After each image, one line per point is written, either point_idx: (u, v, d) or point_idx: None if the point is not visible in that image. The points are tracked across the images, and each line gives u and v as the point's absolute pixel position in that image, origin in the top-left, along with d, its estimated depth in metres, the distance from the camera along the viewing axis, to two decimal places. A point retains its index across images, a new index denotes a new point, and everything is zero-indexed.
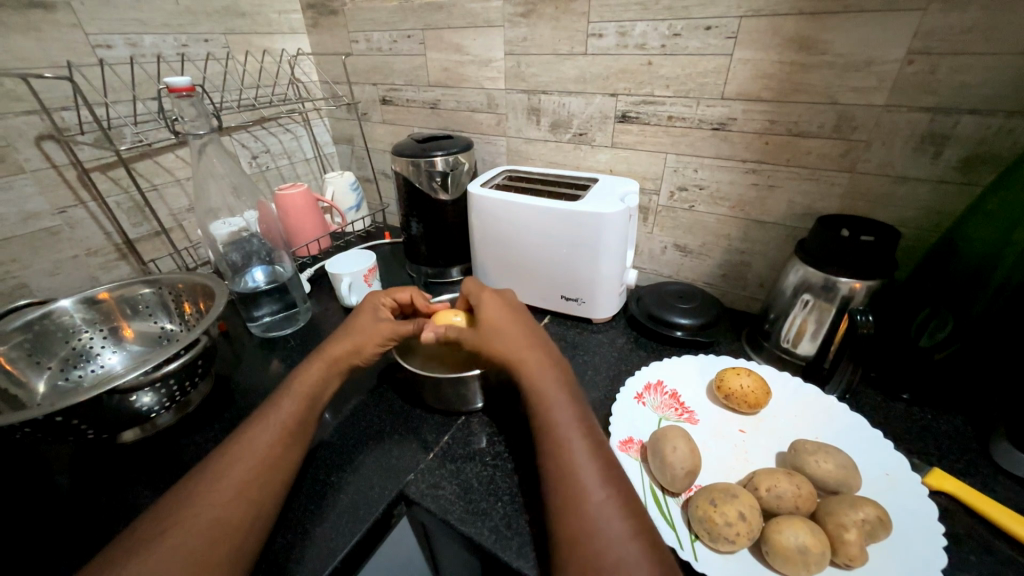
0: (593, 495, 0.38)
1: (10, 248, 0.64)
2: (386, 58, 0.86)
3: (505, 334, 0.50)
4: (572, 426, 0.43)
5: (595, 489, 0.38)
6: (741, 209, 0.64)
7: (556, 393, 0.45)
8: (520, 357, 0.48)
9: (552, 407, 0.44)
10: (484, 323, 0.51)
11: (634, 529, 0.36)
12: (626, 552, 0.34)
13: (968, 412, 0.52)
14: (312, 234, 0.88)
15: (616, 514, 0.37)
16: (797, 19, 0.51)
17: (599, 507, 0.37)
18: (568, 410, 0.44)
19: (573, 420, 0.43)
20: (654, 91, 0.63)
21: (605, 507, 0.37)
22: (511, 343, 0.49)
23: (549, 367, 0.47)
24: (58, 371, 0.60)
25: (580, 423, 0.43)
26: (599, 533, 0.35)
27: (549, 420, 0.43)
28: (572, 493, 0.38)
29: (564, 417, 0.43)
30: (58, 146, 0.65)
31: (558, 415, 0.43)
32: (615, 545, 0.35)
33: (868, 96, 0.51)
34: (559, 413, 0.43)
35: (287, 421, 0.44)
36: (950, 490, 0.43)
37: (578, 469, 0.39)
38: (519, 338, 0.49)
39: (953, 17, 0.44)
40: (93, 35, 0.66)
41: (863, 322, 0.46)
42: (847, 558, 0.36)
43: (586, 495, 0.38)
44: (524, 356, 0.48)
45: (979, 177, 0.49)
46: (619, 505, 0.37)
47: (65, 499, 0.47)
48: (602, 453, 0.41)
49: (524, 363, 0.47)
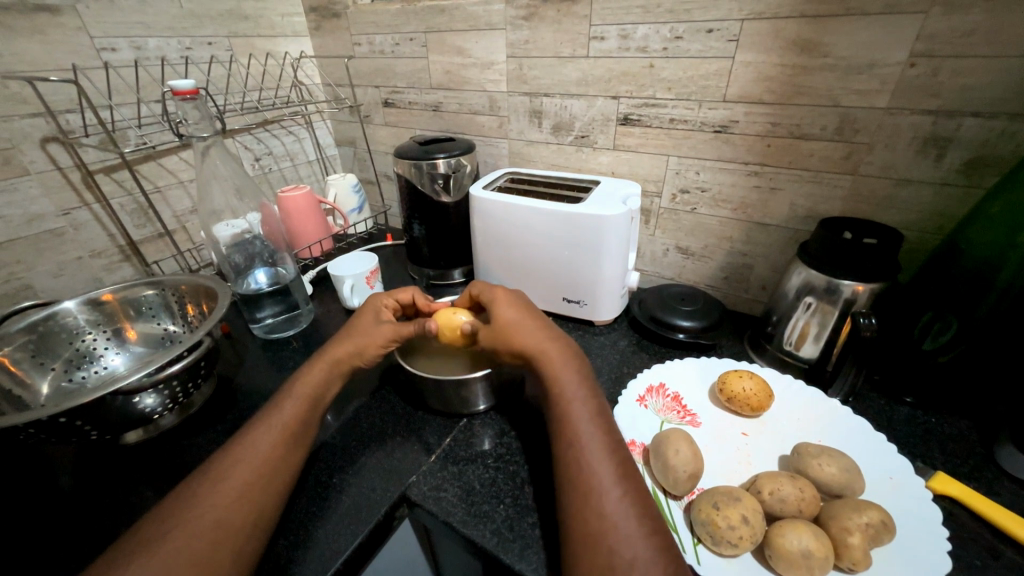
0: (608, 492, 0.38)
1: (14, 249, 0.65)
2: (388, 61, 0.87)
3: (523, 331, 0.50)
4: (587, 424, 0.43)
5: (611, 485, 0.38)
6: (743, 211, 0.64)
7: (572, 391, 0.45)
8: (539, 353, 0.48)
9: (571, 403, 0.44)
10: (500, 321, 0.51)
11: (646, 528, 0.36)
12: (640, 549, 0.34)
13: (972, 416, 0.51)
14: (314, 236, 0.88)
15: (629, 512, 0.37)
16: (799, 22, 0.51)
17: (614, 504, 0.37)
18: (586, 406, 0.44)
19: (591, 417, 0.43)
20: (655, 94, 0.63)
21: (619, 504, 0.37)
22: (529, 340, 0.49)
23: (564, 364, 0.47)
24: (62, 372, 0.60)
25: (597, 420, 0.43)
26: (614, 530, 0.35)
27: (566, 417, 0.44)
28: (588, 489, 0.38)
29: (581, 414, 0.43)
30: (63, 148, 0.66)
31: (575, 412, 0.44)
32: (629, 542, 0.35)
33: (870, 98, 0.51)
34: (577, 409, 0.44)
35: (291, 421, 0.44)
36: (955, 493, 0.43)
37: (594, 465, 0.40)
38: (537, 336, 0.49)
39: (955, 19, 0.44)
40: (98, 39, 0.66)
41: (866, 325, 0.46)
42: (851, 562, 0.36)
43: (601, 492, 0.38)
44: (543, 352, 0.48)
45: (982, 180, 0.49)
46: (632, 504, 0.37)
47: (68, 500, 0.48)
48: (618, 451, 0.41)
49: (543, 360, 0.48)
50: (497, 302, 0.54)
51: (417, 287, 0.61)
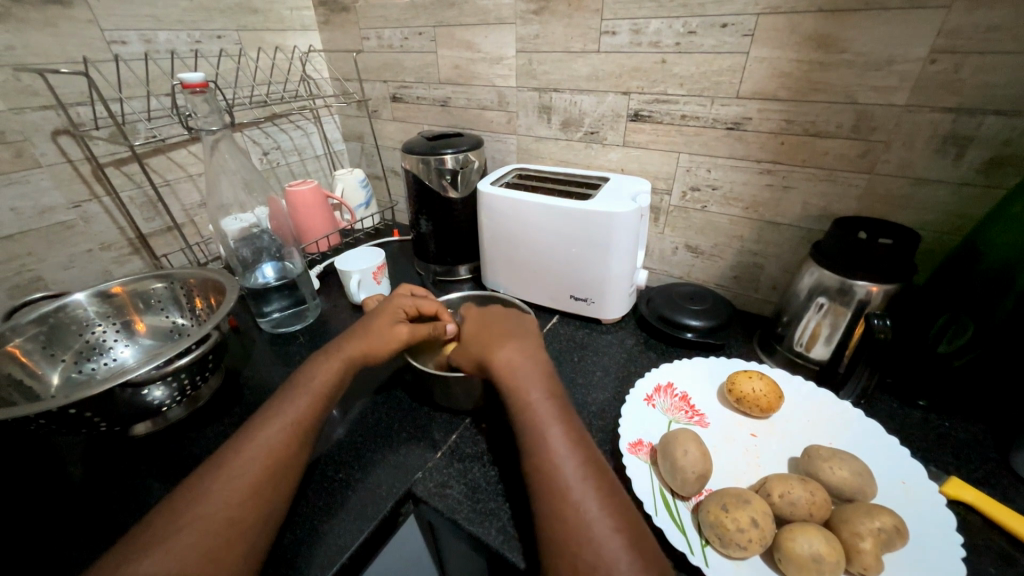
0: (575, 493, 0.37)
1: (26, 241, 0.65)
2: (397, 55, 0.86)
3: (485, 342, 0.51)
4: (551, 425, 0.42)
5: (576, 487, 0.37)
6: (755, 210, 0.63)
7: (533, 391, 0.44)
8: (493, 357, 0.48)
9: (532, 404, 0.43)
10: (468, 338, 0.53)
11: (618, 526, 0.35)
12: (606, 551, 0.34)
13: (987, 420, 0.51)
14: (322, 231, 0.89)
15: (598, 513, 0.36)
16: (816, 17, 0.50)
17: (579, 506, 0.36)
18: (549, 407, 0.43)
19: (556, 419, 0.42)
20: (667, 90, 0.62)
21: (587, 506, 0.36)
22: (489, 346, 0.50)
23: (526, 364, 0.47)
24: (72, 363, 0.61)
25: (562, 421, 0.42)
26: (580, 531, 0.35)
27: (530, 417, 0.43)
28: (553, 491, 0.38)
29: (545, 414, 0.43)
30: (73, 141, 0.66)
31: (539, 413, 0.43)
32: (596, 544, 0.34)
33: (889, 95, 0.49)
34: (538, 411, 0.43)
35: (302, 418, 0.44)
36: (970, 500, 0.42)
37: (559, 465, 0.39)
38: (498, 343, 0.50)
39: (978, 14, 0.43)
40: (109, 32, 0.66)
41: (880, 327, 0.45)
42: (862, 567, 0.36)
43: (568, 494, 0.37)
44: (498, 355, 0.48)
45: (1002, 179, 0.48)
46: (608, 506, 0.37)
47: (77, 490, 0.48)
48: (588, 452, 0.40)
49: (498, 364, 0.47)
50: (473, 319, 0.55)
51: (440, 301, 0.60)
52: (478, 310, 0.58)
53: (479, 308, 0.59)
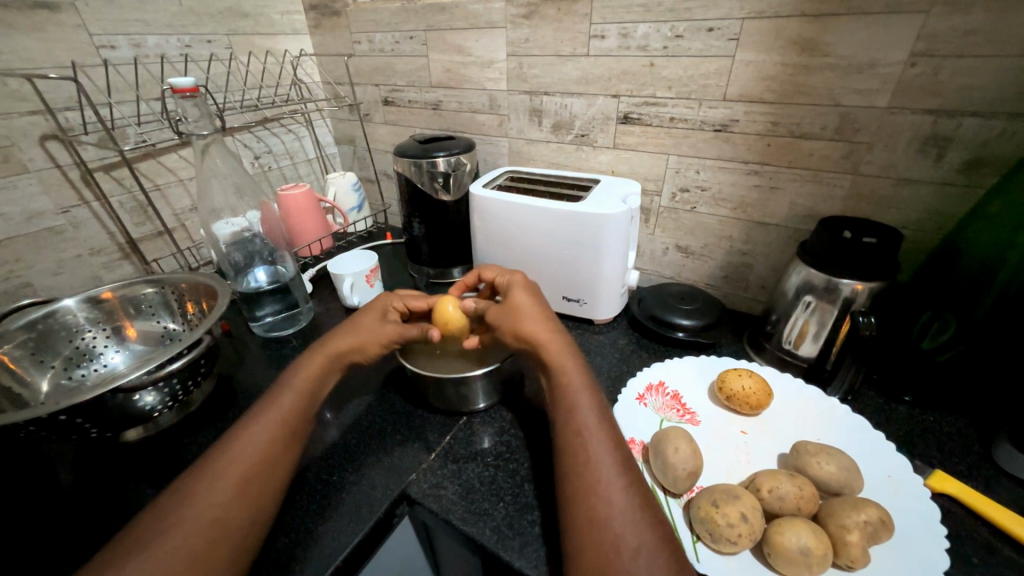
0: (608, 483, 0.38)
1: (13, 248, 0.64)
2: (388, 59, 0.86)
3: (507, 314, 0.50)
4: (591, 415, 0.43)
5: (615, 477, 0.38)
6: (742, 211, 0.64)
7: (578, 380, 0.45)
8: (540, 342, 0.48)
9: (574, 392, 0.44)
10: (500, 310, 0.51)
11: (648, 517, 0.36)
12: (644, 540, 0.34)
13: (969, 414, 0.52)
14: (314, 234, 0.88)
15: (634, 503, 0.37)
16: (800, 21, 0.51)
17: (618, 495, 0.37)
18: (590, 397, 0.44)
19: (593, 407, 0.43)
20: (655, 93, 0.63)
21: (625, 495, 0.37)
22: (523, 325, 0.49)
23: (570, 353, 0.48)
24: (62, 369, 0.60)
25: (600, 410, 0.43)
26: (615, 520, 0.36)
27: (570, 407, 0.43)
28: (592, 480, 0.38)
29: (585, 403, 0.43)
30: (61, 146, 0.66)
31: (577, 401, 0.44)
32: (631, 532, 0.35)
33: (871, 98, 0.51)
34: (580, 399, 0.44)
35: (289, 417, 0.44)
36: (953, 492, 0.43)
37: (598, 455, 0.40)
38: (528, 317, 0.49)
39: (955, 19, 0.44)
40: (97, 36, 0.66)
41: (865, 324, 0.46)
42: (850, 559, 0.36)
43: (600, 483, 0.38)
44: (543, 338, 0.48)
45: (980, 179, 0.49)
46: (635, 498, 0.37)
47: (67, 498, 0.48)
48: (619, 444, 0.41)
49: (544, 347, 0.47)
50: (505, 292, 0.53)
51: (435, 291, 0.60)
52: (515, 280, 0.56)
53: (507, 274, 0.57)
